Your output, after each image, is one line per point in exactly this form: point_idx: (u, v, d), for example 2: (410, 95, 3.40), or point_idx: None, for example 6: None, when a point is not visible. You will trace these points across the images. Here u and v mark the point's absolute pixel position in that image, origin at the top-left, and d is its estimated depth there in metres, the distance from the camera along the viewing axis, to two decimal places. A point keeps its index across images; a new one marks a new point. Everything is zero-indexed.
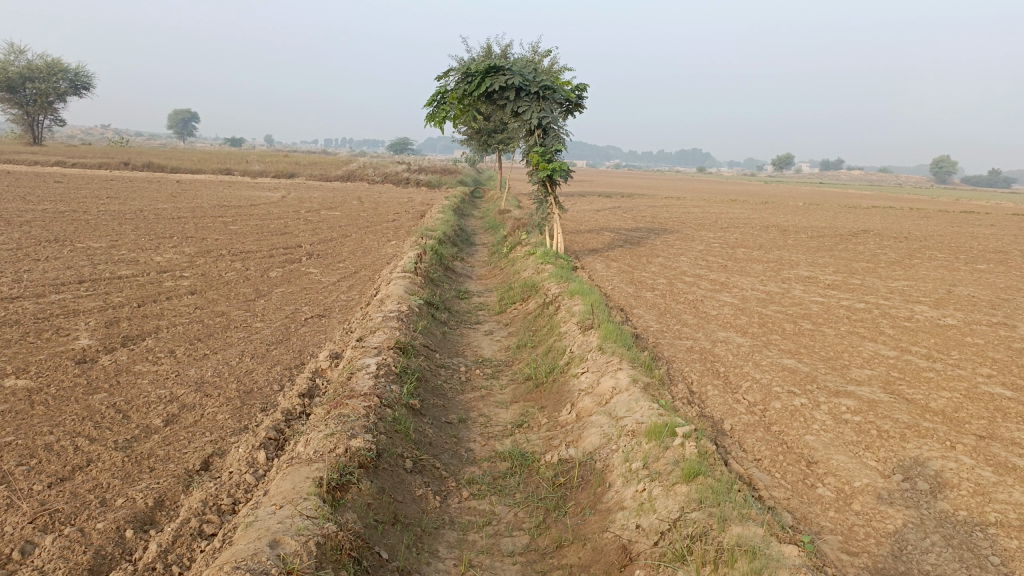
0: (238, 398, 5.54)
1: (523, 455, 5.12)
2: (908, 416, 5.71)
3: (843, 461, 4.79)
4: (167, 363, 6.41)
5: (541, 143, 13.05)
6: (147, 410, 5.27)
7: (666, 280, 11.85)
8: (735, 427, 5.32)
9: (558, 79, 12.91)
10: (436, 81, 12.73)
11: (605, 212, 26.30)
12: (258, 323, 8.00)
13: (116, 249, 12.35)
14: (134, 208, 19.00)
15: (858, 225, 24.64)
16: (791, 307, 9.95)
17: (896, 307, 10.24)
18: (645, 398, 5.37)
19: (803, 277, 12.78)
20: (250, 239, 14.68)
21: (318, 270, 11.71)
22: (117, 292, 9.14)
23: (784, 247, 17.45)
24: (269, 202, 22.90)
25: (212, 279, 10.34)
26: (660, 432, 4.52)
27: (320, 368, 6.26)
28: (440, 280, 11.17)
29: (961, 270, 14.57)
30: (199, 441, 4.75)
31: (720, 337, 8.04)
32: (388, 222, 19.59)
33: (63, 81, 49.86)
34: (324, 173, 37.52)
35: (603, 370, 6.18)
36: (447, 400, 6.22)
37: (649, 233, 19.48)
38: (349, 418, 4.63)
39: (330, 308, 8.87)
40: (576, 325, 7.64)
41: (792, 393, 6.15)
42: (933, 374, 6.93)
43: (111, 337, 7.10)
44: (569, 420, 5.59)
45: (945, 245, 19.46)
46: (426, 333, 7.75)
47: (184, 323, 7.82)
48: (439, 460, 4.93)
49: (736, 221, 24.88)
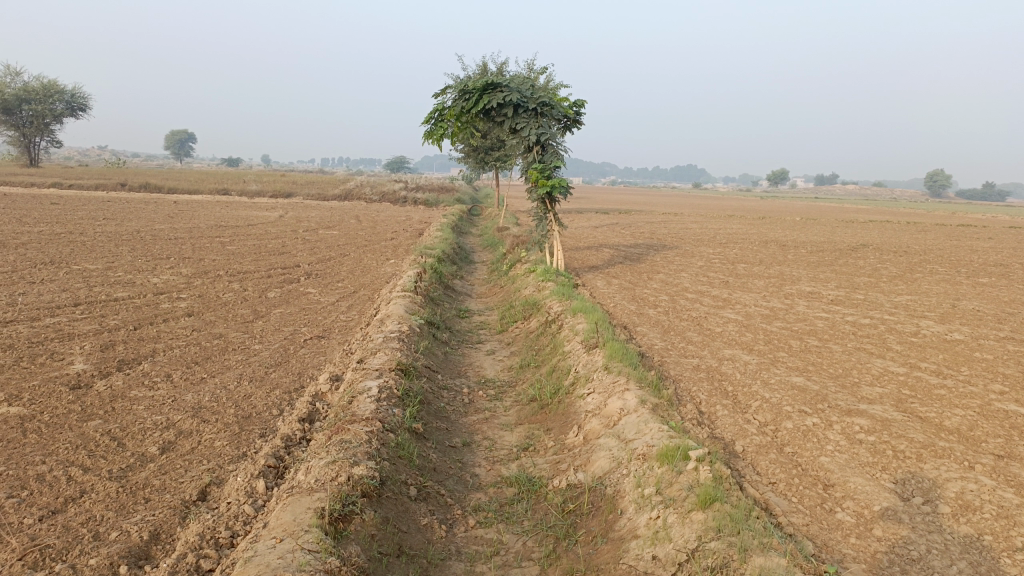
0: (237, 424, 5.39)
1: (529, 480, 4.97)
2: (924, 436, 5.58)
3: (860, 484, 4.65)
4: (163, 387, 6.26)
5: (540, 160, 12.97)
6: (143, 437, 5.13)
7: (668, 297, 11.74)
8: (748, 449, 5.18)
9: (556, 96, 12.86)
10: (433, 99, 12.66)
11: (603, 229, 26.24)
12: (256, 345, 7.85)
13: (112, 271, 12.21)
14: (130, 228, 18.90)
15: (857, 239, 24.59)
16: (796, 323, 9.82)
17: (902, 322, 10.13)
18: (655, 419, 5.23)
19: (806, 292, 12.68)
20: (247, 259, 14.55)
21: (317, 290, 11.58)
22: (112, 314, 9.00)
23: (784, 262, 17.36)
24: (266, 222, 22.80)
25: (209, 300, 10.20)
26: (672, 455, 4.39)
27: (320, 391, 6.12)
28: (440, 299, 11.05)
29: (963, 283, 14.47)
30: (196, 469, 4.60)
31: (726, 354, 7.91)
32: (386, 241, 19.49)
33: (59, 103, 49.91)
34: (321, 192, 37.48)
35: (610, 390, 6.04)
36: (450, 423, 6.08)
37: (649, 249, 19.38)
38: (350, 444, 4.48)
39: (329, 329, 8.73)
40: (580, 343, 7.51)
41: (803, 412, 6.01)
42: (945, 391, 6.80)
43: (106, 362, 6.95)
44: (576, 443, 5.45)
45: (946, 258, 19.38)
46: (428, 354, 7.61)
47: (181, 346, 7.67)
48: (444, 486, 4.78)
49: (735, 236, 24.84)
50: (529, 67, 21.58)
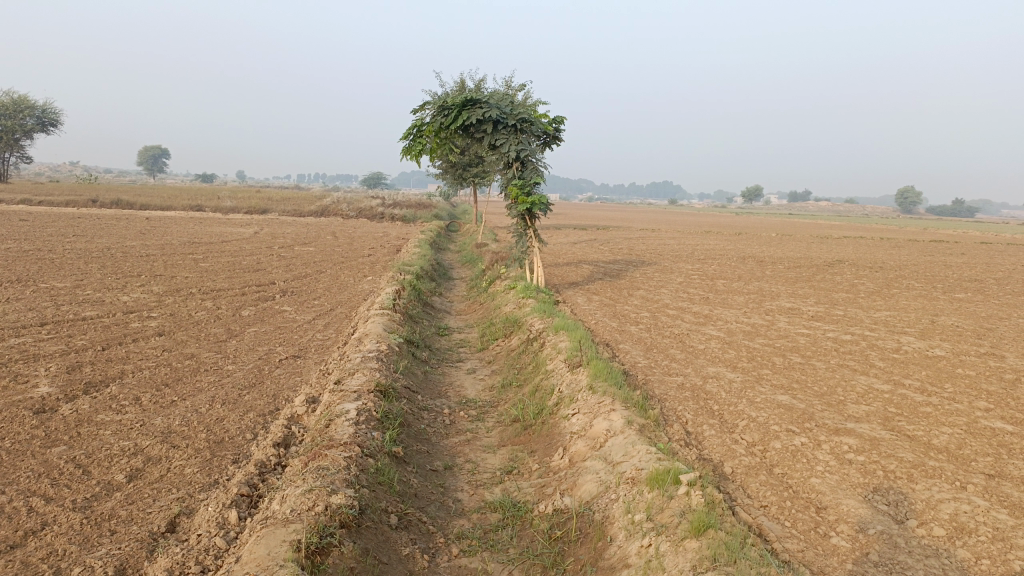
0: (208, 450, 5.18)
1: (514, 505, 4.81)
2: (913, 455, 5.50)
3: (853, 506, 4.55)
4: (132, 411, 6.02)
5: (520, 176, 12.87)
6: (110, 464, 4.90)
7: (649, 314, 11.66)
8: (737, 471, 5.07)
9: (535, 112, 12.80)
10: (412, 115, 12.52)
11: (582, 245, 26.24)
12: (230, 365, 7.62)
13: (81, 290, 11.89)
14: (101, 246, 18.50)
15: (833, 255, 24.78)
16: (778, 340, 9.77)
17: (883, 338, 10.12)
18: (642, 441, 5.09)
19: (786, 308, 12.67)
20: (221, 277, 14.27)
21: (293, 308, 11.35)
22: (80, 334, 8.71)
23: (762, 278, 17.39)
24: (241, 239, 22.48)
25: (181, 319, 9.93)
26: (663, 479, 4.25)
27: (296, 414, 5.91)
28: (419, 316, 10.87)
29: (940, 299, 14.56)
30: (164, 499, 4.38)
31: (711, 372, 7.81)
32: (363, 257, 19.27)
33: (29, 119, 49.14)
34: (297, 208, 37.13)
35: (596, 411, 5.89)
36: (431, 446, 5.90)
37: (627, 265, 19.35)
38: (328, 471, 4.29)
39: (305, 348, 8.52)
40: (564, 362, 7.37)
41: (791, 431, 5.91)
42: (930, 409, 6.74)
43: (72, 384, 6.69)
44: (561, 466, 5.29)
45: (922, 274, 19.54)
46: (407, 374, 7.42)
47: (151, 367, 7.42)
48: (425, 513, 4.60)
49: (712, 252, 24.94)
50: (507, 84, 21.54)
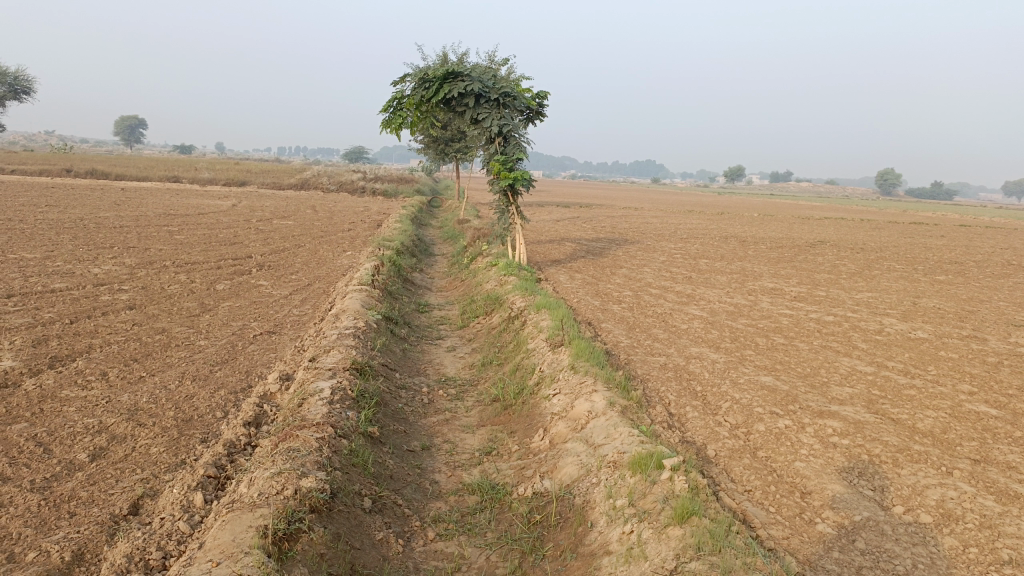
0: (176, 428, 4.99)
1: (492, 488, 4.68)
2: (898, 439, 5.42)
3: (838, 492, 4.46)
4: (98, 387, 5.80)
5: (503, 152, 12.66)
6: (72, 442, 4.69)
7: (632, 292, 11.55)
8: (720, 454, 4.97)
9: (519, 86, 12.55)
10: (393, 86, 12.23)
11: (564, 222, 26.07)
12: (202, 341, 7.40)
13: (51, 261, 11.56)
14: (74, 216, 18.06)
15: (814, 236, 24.81)
16: (761, 320, 9.69)
17: (865, 320, 10.07)
18: (625, 423, 4.97)
19: (769, 289, 12.60)
20: (196, 249, 13.96)
21: (269, 282, 11.11)
22: (47, 307, 8.44)
23: (745, 258, 17.33)
24: (218, 211, 22.07)
25: (153, 292, 9.68)
26: (645, 464, 4.13)
27: (268, 392, 5.73)
28: (399, 292, 10.69)
29: (921, 281, 14.57)
30: (127, 479, 4.19)
31: (694, 352, 7.70)
32: (344, 232, 18.98)
33: (1, 85, 47.92)
34: (277, 181, 36.59)
35: (577, 391, 5.77)
36: (408, 426, 5.75)
37: (610, 244, 19.21)
38: (299, 453, 4.12)
39: (281, 324, 8.31)
40: (545, 341, 7.23)
41: (775, 414, 5.82)
42: (914, 392, 6.68)
43: (37, 358, 6.45)
44: (542, 447, 5.16)
45: (902, 256, 19.59)
46: (385, 351, 7.25)
47: (120, 341, 7.19)
48: (401, 496, 4.46)
49: (694, 231, 24.87)
50: (491, 58, 21.21)
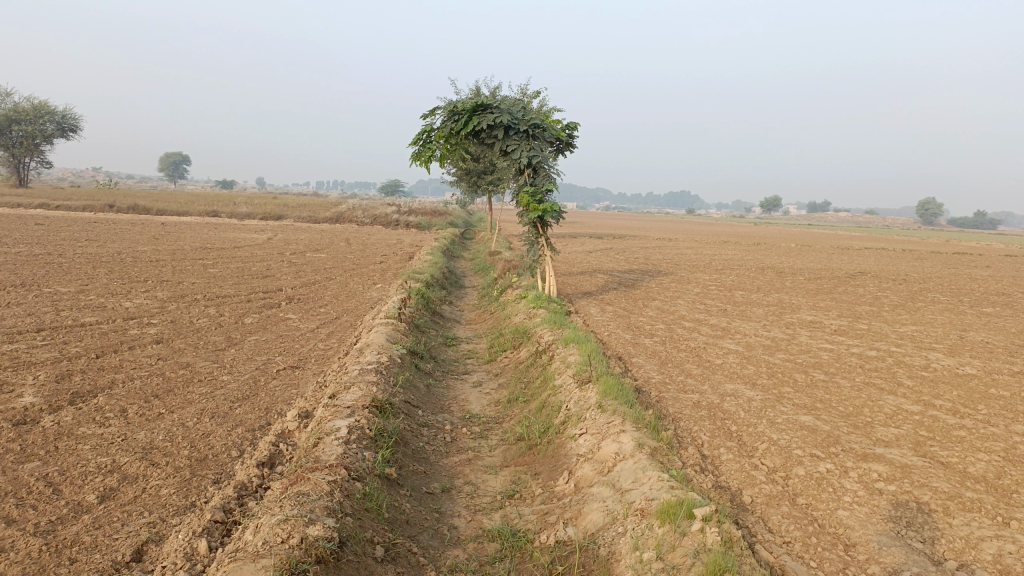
0: (188, 469, 4.85)
1: (513, 534, 4.45)
2: (948, 485, 5.07)
3: (885, 544, 4.14)
4: (115, 424, 5.70)
5: (532, 183, 12.54)
6: (83, 482, 4.57)
7: (665, 326, 11.26)
8: (757, 501, 4.68)
9: (548, 118, 12.47)
10: (422, 119, 12.22)
11: (598, 254, 25.86)
12: (225, 376, 7.31)
13: (84, 295, 11.66)
14: (111, 250, 18.33)
15: (854, 267, 24.27)
16: (800, 355, 9.32)
17: (910, 355, 9.64)
18: (653, 466, 4.71)
19: (807, 322, 12.19)
20: (228, 283, 14.01)
21: (297, 316, 11.06)
22: (75, 341, 8.44)
23: (782, 290, 16.90)
24: (253, 245, 22.26)
25: (182, 326, 9.66)
26: (674, 513, 3.87)
27: (286, 430, 5.59)
28: (426, 326, 10.54)
29: (968, 314, 14.04)
30: (133, 523, 4.04)
31: (728, 389, 7.39)
32: (375, 265, 18.97)
33: (49, 124, 49.49)
34: (313, 215, 37.01)
35: (605, 432, 5.52)
36: (429, 466, 5.55)
37: (644, 275, 18.93)
38: (309, 498, 3.94)
39: (305, 359, 8.20)
40: (572, 377, 7.00)
41: (814, 456, 5.49)
42: (964, 433, 6.29)
43: (58, 394, 6.39)
44: (566, 491, 4.92)
45: (947, 287, 18.99)
46: (409, 388, 7.07)
47: (143, 377, 7.12)
48: (416, 543, 4.24)
49: (730, 262, 24.47)
50: (523, 91, 21.23)
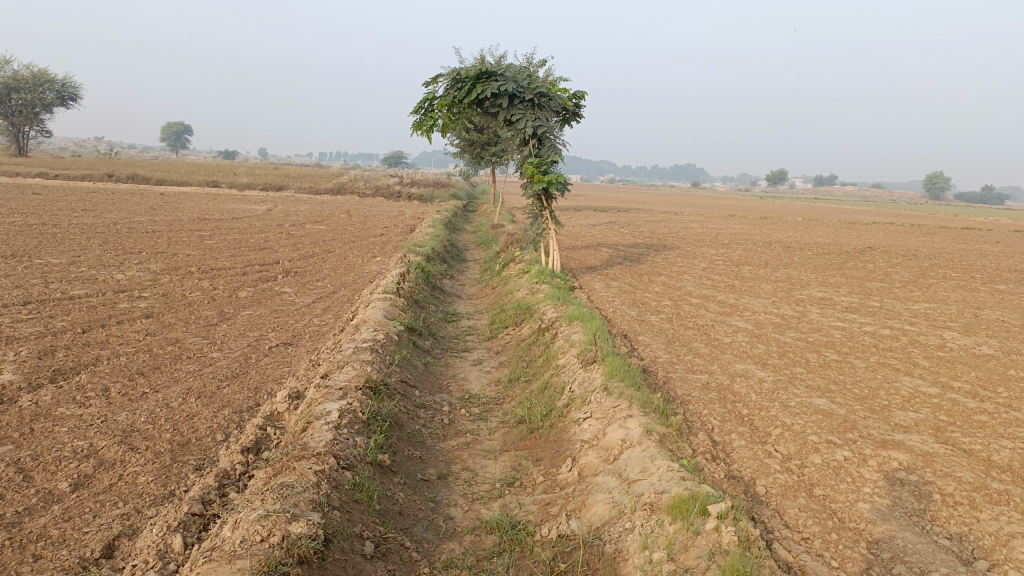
0: (169, 454, 4.57)
1: (512, 526, 4.18)
2: (973, 475, 4.78)
3: (911, 542, 3.86)
4: (96, 404, 5.42)
5: (536, 154, 12.16)
6: (56, 469, 4.30)
7: (671, 302, 10.96)
8: (771, 492, 4.40)
9: (554, 86, 12.05)
10: (423, 87, 11.82)
11: (602, 227, 25.50)
12: (215, 353, 7.03)
13: (76, 266, 11.37)
14: (108, 221, 18.02)
15: (863, 241, 23.92)
16: (812, 334, 9.00)
17: (925, 333, 9.32)
18: (662, 454, 4.44)
19: (817, 298, 11.88)
20: (224, 255, 13.69)
21: (293, 290, 10.76)
22: (62, 315, 8.15)
23: (790, 265, 16.57)
24: (253, 216, 21.91)
25: (173, 300, 9.37)
26: (687, 509, 3.59)
27: (276, 412, 5.33)
28: (425, 300, 10.23)
29: (981, 290, 13.71)
30: (106, 515, 3.77)
31: (738, 370, 7.10)
32: (375, 237, 18.63)
33: (49, 92, 48.91)
34: (314, 185, 36.55)
35: (610, 416, 5.23)
36: (425, 451, 5.28)
37: (649, 249, 18.58)
38: (293, 490, 3.67)
39: (299, 335, 7.91)
40: (576, 356, 6.70)
41: (831, 443, 5.21)
42: (986, 418, 6.00)
43: (38, 371, 6.11)
44: (569, 480, 4.65)
45: (958, 263, 18.60)
46: (405, 367, 6.79)
47: (129, 353, 6.84)
48: (409, 536, 3.97)
49: (736, 236, 24.13)
50: (526, 59, 20.66)
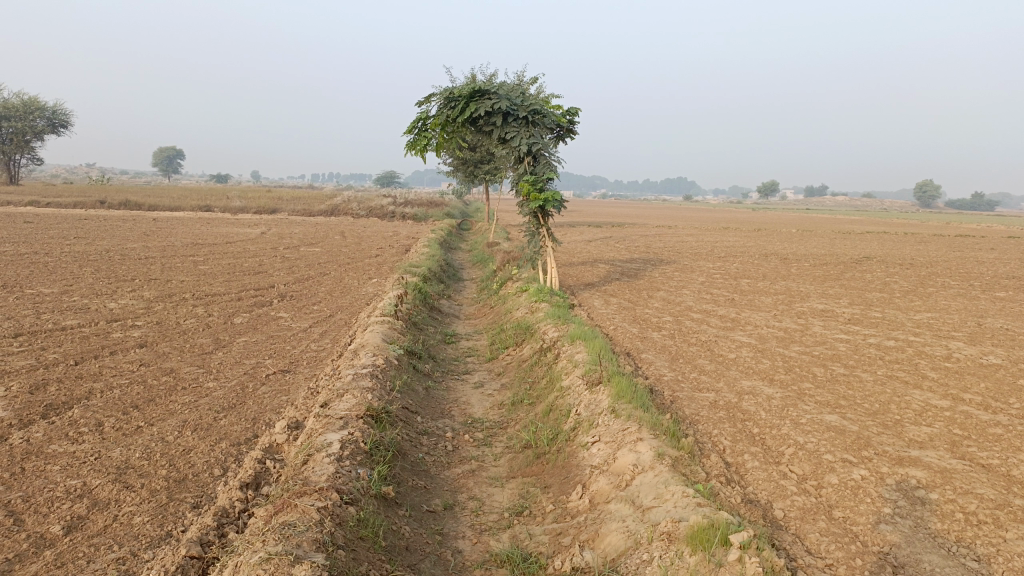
0: (165, 492, 4.41)
1: (524, 559, 4.03)
2: (994, 492, 4.65)
3: (938, 566, 3.72)
4: (89, 440, 5.26)
5: (532, 172, 12.07)
6: (48, 510, 4.13)
7: (672, 318, 10.84)
8: (790, 516, 4.26)
9: (547, 103, 11.99)
10: (416, 106, 11.73)
11: (597, 242, 25.46)
12: (211, 382, 6.87)
13: (68, 296, 11.20)
14: (100, 248, 17.85)
15: (859, 251, 23.92)
16: (816, 347, 8.88)
17: (931, 344, 9.21)
18: (676, 479, 4.30)
19: (818, 310, 11.78)
20: (219, 280, 13.55)
21: (289, 314, 10.60)
22: (54, 347, 7.98)
23: (788, 277, 16.49)
24: (247, 240, 21.78)
25: (167, 328, 9.21)
26: (707, 539, 3.46)
27: (275, 444, 5.18)
28: (424, 322, 10.09)
29: (981, 298, 13.63)
30: (101, 559, 3.61)
31: (746, 387, 6.97)
32: (370, 258, 18.50)
33: (39, 120, 48.79)
34: (307, 207, 36.46)
35: (619, 440, 5.09)
36: (430, 481, 5.12)
37: (645, 264, 18.49)
38: (295, 529, 3.52)
39: (296, 362, 7.76)
40: (581, 377, 6.56)
41: (847, 462, 5.06)
42: (1001, 431, 5.88)
43: (30, 406, 5.95)
44: (580, 508, 4.50)
45: (956, 271, 18.57)
46: (406, 392, 6.64)
47: (123, 385, 6.68)
48: (417, 573, 3.81)
49: (732, 249, 24.10)
50: (518, 77, 20.65)
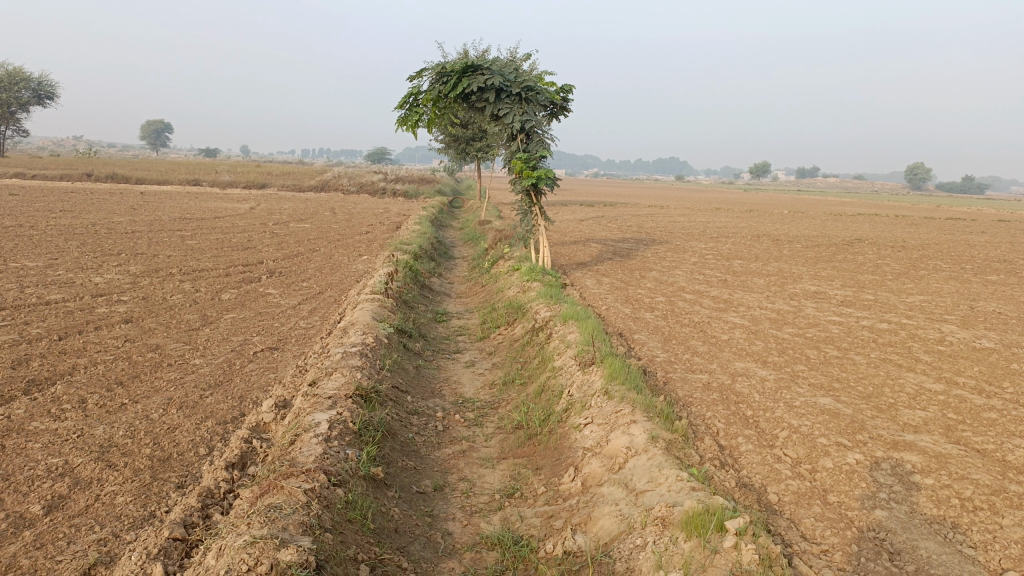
0: (149, 472, 4.31)
1: (515, 542, 3.96)
2: (989, 477, 4.61)
3: (935, 553, 3.67)
4: (71, 417, 5.14)
5: (525, 149, 11.91)
6: (28, 490, 4.03)
7: (664, 298, 10.77)
8: (785, 500, 4.21)
9: (542, 80, 11.81)
10: (409, 81, 11.54)
11: (589, 221, 25.35)
12: (197, 359, 6.76)
13: (53, 270, 11.02)
14: (86, 222, 17.61)
15: (850, 233, 23.92)
16: (810, 329, 8.84)
17: (923, 327, 9.18)
18: (670, 462, 4.24)
19: (811, 292, 11.74)
20: (207, 255, 13.37)
21: (278, 291, 10.46)
22: (37, 321, 7.83)
23: (780, 258, 16.44)
24: (236, 215, 21.54)
25: (154, 304, 9.06)
26: (702, 525, 3.39)
27: (261, 423, 5.09)
28: (414, 300, 9.97)
29: (973, 282, 13.62)
30: (81, 541, 3.52)
31: (739, 368, 6.92)
32: (361, 235, 18.33)
33: (24, 91, 48.03)
34: (297, 183, 36.09)
35: (612, 423, 5.02)
36: (420, 461, 5.04)
37: (638, 244, 18.40)
38: (281, 512, 3.43)
39: (285, 339, 7.65)
40: (573, 358, 6.49)
41: (842, 446, 5.02)
42: (995, 415, 5.84)
43: (12, 382, 5.82)
44: (573, 491, 4.44)
45: (947, 254, 18.57)
46: (396, 371, 6.55)
47: (107, 361, 6.55)
48: (406, 556, 3.74)
49: (725, 229, 24.07)
50: (512, 53, 20.41)
